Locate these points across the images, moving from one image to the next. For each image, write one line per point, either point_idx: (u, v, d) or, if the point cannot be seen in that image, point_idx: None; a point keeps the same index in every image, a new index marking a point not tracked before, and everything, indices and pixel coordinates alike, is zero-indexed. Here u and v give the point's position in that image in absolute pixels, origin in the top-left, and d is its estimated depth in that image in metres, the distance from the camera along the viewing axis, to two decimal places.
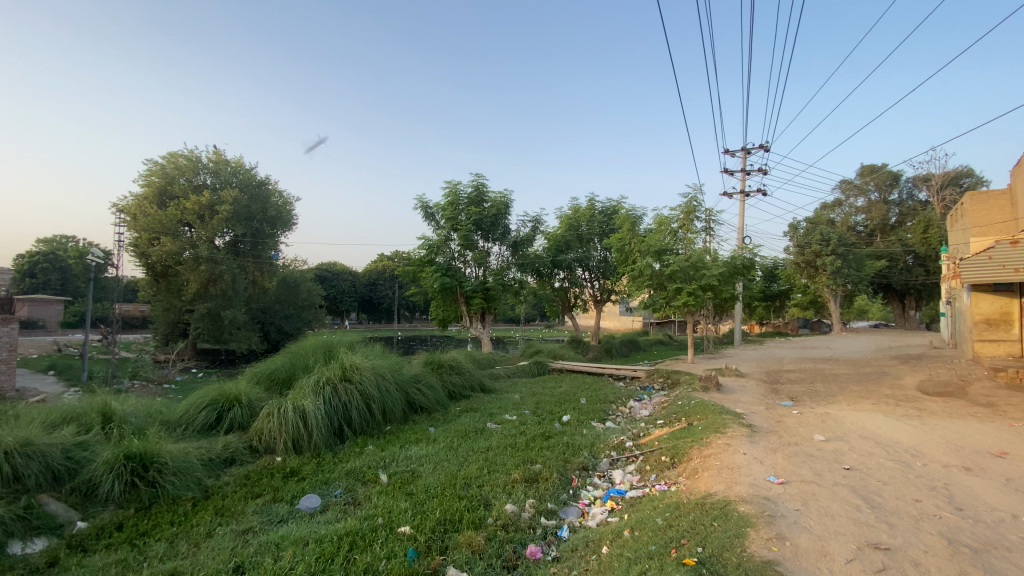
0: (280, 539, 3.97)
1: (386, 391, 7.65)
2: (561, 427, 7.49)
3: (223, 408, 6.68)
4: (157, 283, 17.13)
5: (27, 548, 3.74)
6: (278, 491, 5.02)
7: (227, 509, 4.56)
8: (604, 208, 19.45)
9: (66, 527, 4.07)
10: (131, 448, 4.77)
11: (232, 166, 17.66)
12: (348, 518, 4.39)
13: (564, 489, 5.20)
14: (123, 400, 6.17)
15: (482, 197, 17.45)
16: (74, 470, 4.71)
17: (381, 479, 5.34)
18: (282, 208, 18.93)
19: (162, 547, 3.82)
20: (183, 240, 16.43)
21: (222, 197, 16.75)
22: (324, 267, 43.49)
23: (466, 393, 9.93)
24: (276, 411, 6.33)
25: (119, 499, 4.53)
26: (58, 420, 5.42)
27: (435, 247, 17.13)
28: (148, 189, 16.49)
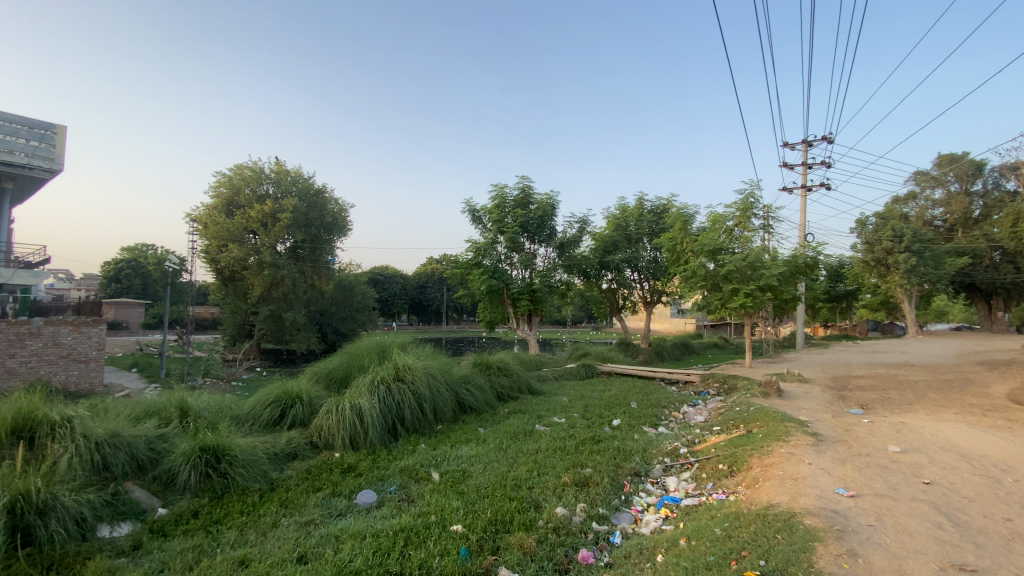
0: (339, 532, 4.12)
1: (437, 391, 7.81)
2: (611, 431, 7.35)
3: (286, 405, 7.04)
4: (225, 287, 18.27)
5: (115, 532, 4.07)
6: (337, 485, 5.22)
7: (291, 500, 4.79)
8: (654, 207, 18.98)
9: (148, 513, 4.41)
10: (205, 441, 5.11)
11: (292, 176, 18.57)
12: (402, 514, 4.50)
13: (616, 495, 5.09)
14: (197, 396, 6.64)
15: (528, 198, 17.55)
16: (155, 460, 5.10)
17: (434, 477, 5.45)
18: (338, 215, 19.74)
19: (233, 534, 4.06)
20: (249, 247, 17.50)
21: (284, 205, 17.71)
22: (376, 270, 44.90)
23: (515, 394, 9.96)
24: (334, 408, 6.60)
25: (195, 488, 4.85)
26: (142, 413, 5.89)
27: (482, 249, 17.31)
28: (217, 200, 17.67)
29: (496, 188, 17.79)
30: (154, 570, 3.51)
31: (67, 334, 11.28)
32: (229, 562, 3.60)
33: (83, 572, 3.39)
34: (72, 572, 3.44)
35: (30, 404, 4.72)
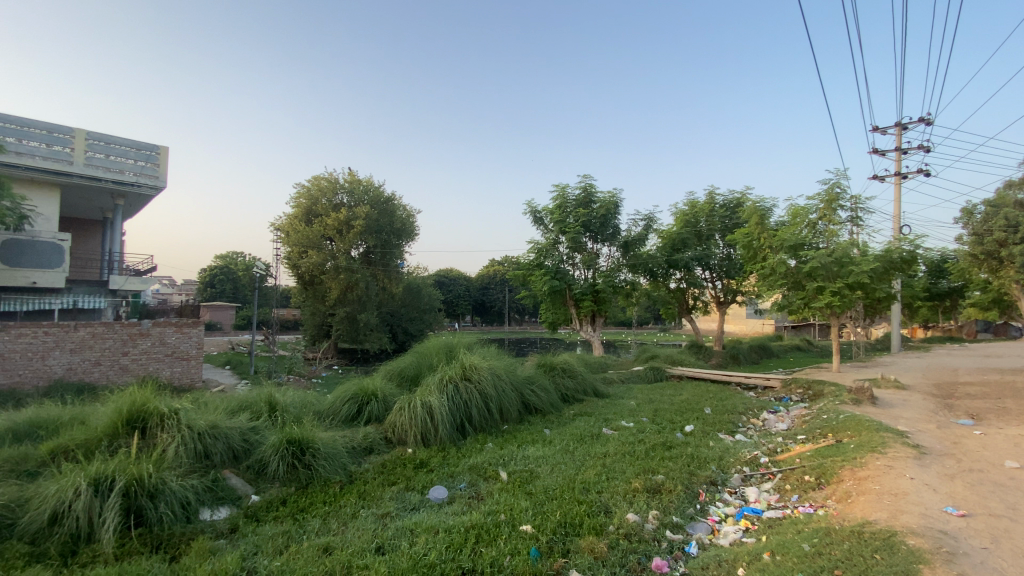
0: (413, 526, 4.25)
1: (503, 391, 7.89)
2: (684, 437, 7.06)
3: (362, 401, 7.39)
4: (305, 290, 19.51)
5: (215, 515, 4.45)
6: (410, 480, 5.39)
7: (368, 493, 5.02)
8: (726, 201, 18.05)
9: (243, 499, 4.79)
10: (291, 434, 5.47)
11: (363, 185, 19.50)
12: (472, 511, 4.57)
13: (691, 504, 4.87)
14: (283, 392, 7.13)
15: (591, 197, 17.35)
16: (248, 450, 5.53)
17: (502, 476, 5.49)
18: (406, 220, 20.47)
19: (318, 523, 4.31)
20: (326, 252, 18.60)
21: (356, 213, 18.66)
22: (441, 273, 46.15)
23: (580, 396, 9.85)
24: (406, 406, 6.85)
25: (283, 477, 5.21)
26: (237, 407, 6.41)
27: (544, 250, 17.28)
28: (297, 210, 18.94)
29: (558, 188, 17.70)
30: (249, 552, 3.80)
31: (171, 334, 12.53)
32: (314, 548, 3.82)
33: (190, 551, 3.73)
34: (180, 550, 3.79)
35: (143, 397, 5.27)
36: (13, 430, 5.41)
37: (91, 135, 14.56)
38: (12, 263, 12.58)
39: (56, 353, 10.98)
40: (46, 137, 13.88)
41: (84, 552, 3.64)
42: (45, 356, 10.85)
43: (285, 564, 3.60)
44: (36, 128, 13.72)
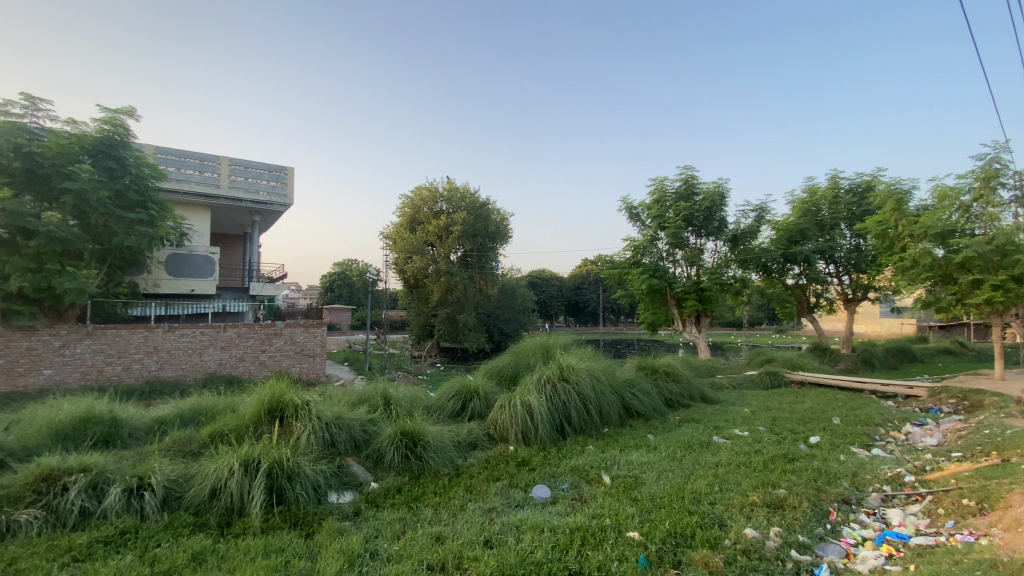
0: (519, 522, 4.31)
1: (603, 393, 7.75)
2: (808, 449, 6.41)
3: (466, 398, 7.68)
4: (409, 293, 20.76)
5: (341, 498, 4.88)
6: (514, 477, 5.49)
7: (475, 487, 5.19)
8: (852, 186, 16.16)
9: (364, 485, 5.19)
10: (404, 427, 5.84)
11: (462, 192, 20.27)
12: (577, 513, 4.53)
13: (820, 522, 4.41)
14: (396, 387, 7.64)
15: (693, 189, 16.49)
16: (367, 440, 6.00)
17: (606, 480, 5.38)
18: (501, 224, 20.93)
19: (430, 512, 4.54)
20: (428, 257, 19.64)
21: (455, 219, 19.48)
22: (536, 274, 46.57)
23: (685, 402, 9.37)
24: (507, 404, 7.00)
25: (398, 467, 5.57)
26: (356, 400, 6.99)
27: (642, 248, 16.73)
28: (402, 218, 20.23)
29: (656, 183, 17.04)
30: (372, 535, 4.10)
31: (300, 334, 14.01)
32: (427, 536, 4.03)
33: (321, 530, 4.12)
34: (313, 528, 4.20)
35: (280, 389, 5.93)
36: (181, 415, 6.37)
37: (233, 161, 16.75)
38: (176, 273, 14.83)
39: (210, 350, 12.76)
40: (199, 165, 16.19)
41: (237, 523, 4.18)
42: (202, 353, 12.64)
43: (402, 548, 3.84)
44: (191, 157, 16.04)
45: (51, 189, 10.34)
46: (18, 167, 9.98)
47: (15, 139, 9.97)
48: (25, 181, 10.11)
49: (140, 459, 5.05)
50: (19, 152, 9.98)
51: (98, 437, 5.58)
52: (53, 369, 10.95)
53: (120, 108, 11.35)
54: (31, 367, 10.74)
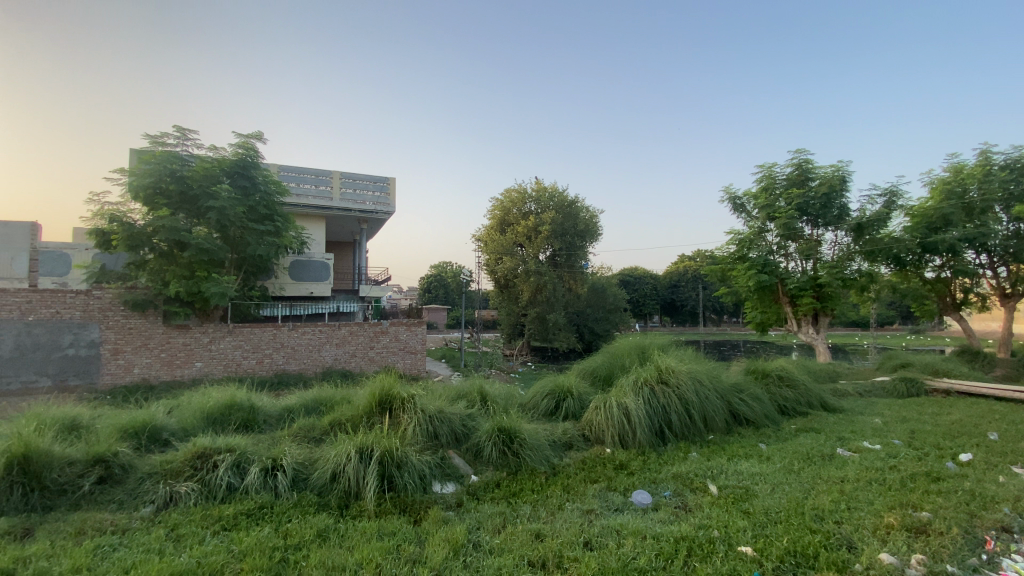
0: (620, 527, 4.22)
1: (706, 398, 7.33)
2: (957, 468, 5.54)
3: (561, 398, 7.68)
4: (500, 293, 21.22)
5: (444, 489, 5.11)
6: (612, 480, 5.38)
7: (572, 487, 5.16)
8: (1010, 161, 13.71)
9: (465, 478, 5.40)
10: (501, 423, 5.97)
11: (551, 192, 20.29)
12: (681, 522, 4.32)
13: (974, 553, 3.78)
14: (491, 384, 7.84)
15: (806, 175, 15.08)
16: (466, 434, 6.22)
17: (711, 490, 5.08)
18: (590, 222, 20.61)
19: (529, 509, 4.59)
20: (518, 258, 19.92)
21: (544, 218, 19.54)
22: (627, 271, 45.26)
23: (800, 409, 8.56)
24: (603, 405, 6.88)
25: (496, 462, 5.71)
26: (455, 395, 7.28)
27: (748, 241, 15.60)
28: (492, 220, 20.76)
29: (762, 171, 15.79)
30: (474, 527, 4.24)
31: (403, 332, 14.95)
32: (527, 532, 4.08)
33: (428, 517, 4.35)
34: (420, 515, 4.45)
35: (387, 383, 6.36)
36: (304, 405, 7.08)
37: (343, 174, 18.26)
38: (297, 278, 16.50)
39: (326, 346, 14.03)
40: (314, 180, 17.87)
41: (354, 505, 4.55)
42: (319, 349, 13.94)
43: (504, 542, 3.93)
44: (308, 174, 17.75)
45: (198, 208, 12.02)
46: (174, 190, 11.68)
47: (171, 166, 11.62)
48: (179, 201, 11.81)
49: (272, 443, 5.69)
50: (174, 177, 11.67)
51: (239, 422, 6.37)
52: (202, 362, 12.72)
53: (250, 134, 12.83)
54: (186, 360, 12.57)
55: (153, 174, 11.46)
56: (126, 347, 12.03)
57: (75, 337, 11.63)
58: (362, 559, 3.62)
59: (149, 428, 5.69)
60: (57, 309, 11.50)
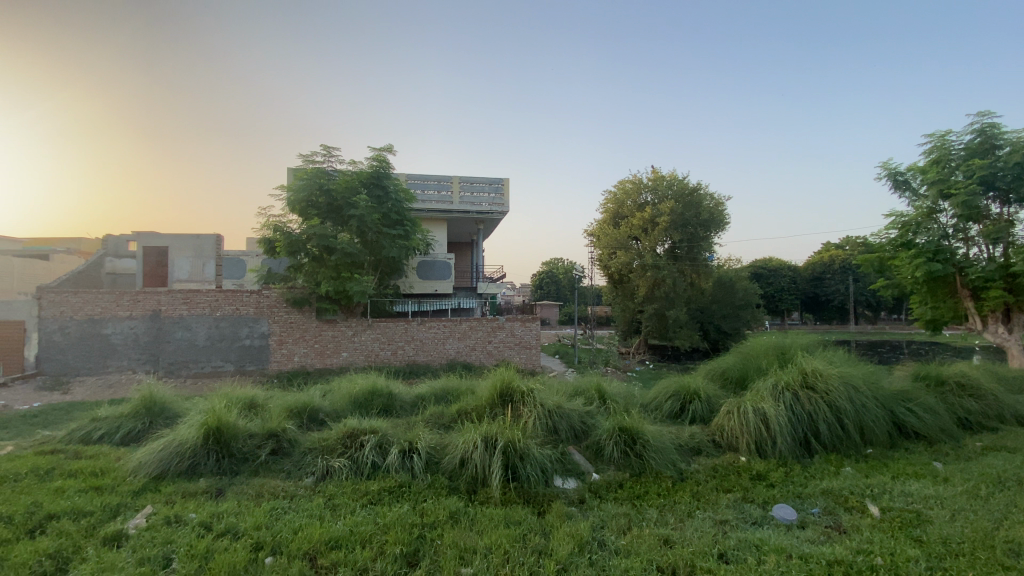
0: (759, 542, 3.87)
1: (861, 406, 6.42)
2: None
3: (686, 399, 7.29)
4: (615, 289, 20.75)
5: (566, 484, 5.13)
6: (748, 491, 4.98)
7: (703, 495, 4.86)
8: None
9: (586, 475, 5.36)
10: (622, 423, 5.83)
11: (669, 180, 19.26)
12: (834, 544, 3.84)
13: None
14: (611, 382, 7.70)
15: (993, 141, 12.50)
16: (586, 431, 6.19)
17: (872, 511, 4.43)
18: (715, 210, 19.11)
19: (655, 513, 4.42)
20: (634, 251, 19.22)
21: (662, 209, 18.57)
22: (757, 263, 41.31)
23: (988, 425, 7.11)
24: (736, 410, 6.38)
25: (619, 462, 5.58)
26: (574, 392, 7.28)
27: (912, 224, 13.31)
28: (606, 214, 20.39)
29: (933, 141, 13.38)
30: (598, 525, 4.20)
31: (519, 327, 15.32)
32: (654, 537, 3.93)
33: (552, 511, 4.40)
34: (544, 508, 4.52)
35: (509, 376, 6.55)
36: (434, 394, 7.60)
37: (462, 178, 19.24)
38: (423, 277, 17.78)
39: (450, 339, 14.92)
40: (437, 186, 19.07)
41: (481, 491, 4.77)
42: (444, 342, 14.87)
43: (630, 544, 3.83)
44: (431, 180, 19.01)
45: (342, 216, 13.50)
46: (322, 201, 13.24)
47: (320, 181, 13.19)
48: (327, 211, 13.38)
49: (408, 428, 6.19)
50: (323, 190, 13.22)
51: (379, 407, 7.04)
52: (347, 352, 14.29)
53: (382, 147, 14.01)
54: (334, 350, 14.22)
55: (306, 189, 13.09)
56: (287, 338, 13.98)
57: (250, 330, 13.81)
58: (491, 544, 3.77)
59: (308, 409, 6.54)
60: (237, 306, 13.74)
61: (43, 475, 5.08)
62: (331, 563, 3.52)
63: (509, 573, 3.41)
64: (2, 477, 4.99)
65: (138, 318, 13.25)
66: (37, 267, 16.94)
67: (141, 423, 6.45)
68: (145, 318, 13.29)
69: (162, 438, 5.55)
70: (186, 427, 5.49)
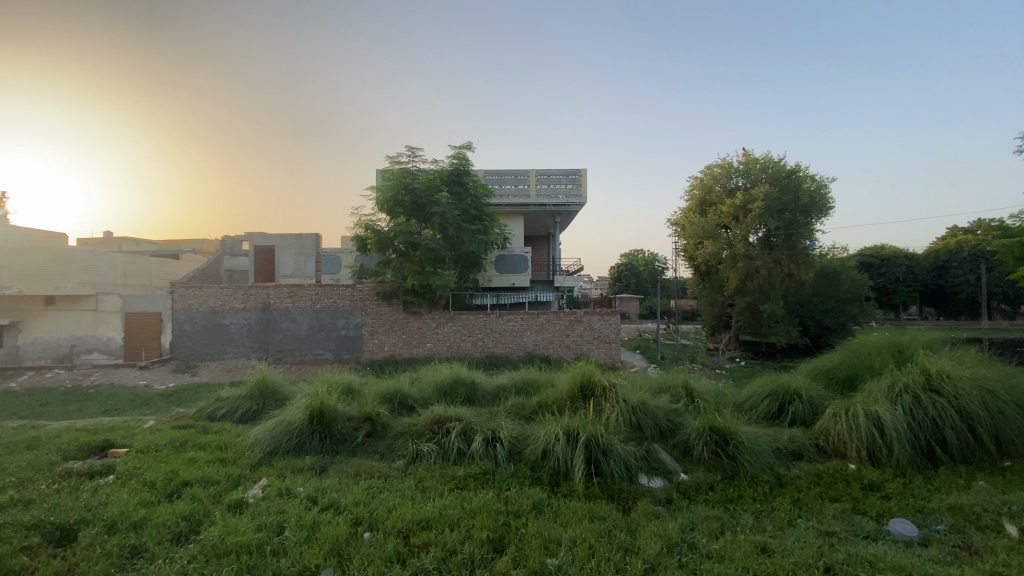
0: (872, 557, 3.51)
1: (1000, 413, 5.59)
2: None
3: (784, 399, 6.78)
4: (702, 281, 19.77)
5: (651, 483, 4.98)
6: (858, 502, 4.53)
7: (806, 503, 4.50)
8: None
9: (674, 474, 5.17)
10: (713, 422, 5.54)
11: (762, 163, 17.91)
12: (966, 566, 3.39)
13: None
14: (699, 380, 7.35)
15: None
16: (672, 430, 5.97)
17: (1013, 533, 3.85)
18: (816, 193, 17.49)
19: (751, 519, 4.15)
20: (722, 241, 18.09)
21: (754, 194, 17.30)
22: (867, 251, 37.22)
23: None
24: (843, 413, 5.82)
25: (709, 463, 5.31)
26: (659, 388, 7.03)
27: None
28: (692, 201, 19.51)
29: None
30: (687, 526, 4.03)
31: (598, 321, 15.09)
32: (750, 544, 3.69)
33: (638, 509, 4.29)
34: (629, 505, 4.43)
35: (589, 370, 6.46)
36: (515, 385, 7.71)
37: (539, 171, 19.24)
38: (503, 270, 18.07)
39: (529, 332, 15.04)
40: (514, 180, 19.24)
41: (564, 484, 4.76)
42: (523, 335, 15.01)
43: (723, 549, 3.62)
44: (508, 175, 19.20)
45: (425, 214, 14.02)
46: (407, 200, 13.86)
47: (405, 180, 13.81)
48: (411, 209, 14.00)
49: (490, 417, 6.33)
50: (408, 189, 13.84)
51: (463, 396, 7.27)
52: (432, 343, 14.91)
53: (462, 145, 14.37)
54: (420, 341, 14.89)
55: (392, 188, 13.77)
56: (378, 329, 14.86)
57: (345, 321, 14.85)
58: (576, 537, 3.75)
59: (398, 395, 6.91)
60: (333, 299, 14.82)
61: (179, 446, 5.82)
62: (423, 543, 3.68)
63: (595, 567, 3.37)
64: (148, 446, 5.78)
65: (251, 310, 14.73)
66: (171, 266, 19.40)
67: (256, 404, 7.18)
68: (257, 310, 14.74)
69: (274, 418, 6.13)
70: (293, 409, 6.02)
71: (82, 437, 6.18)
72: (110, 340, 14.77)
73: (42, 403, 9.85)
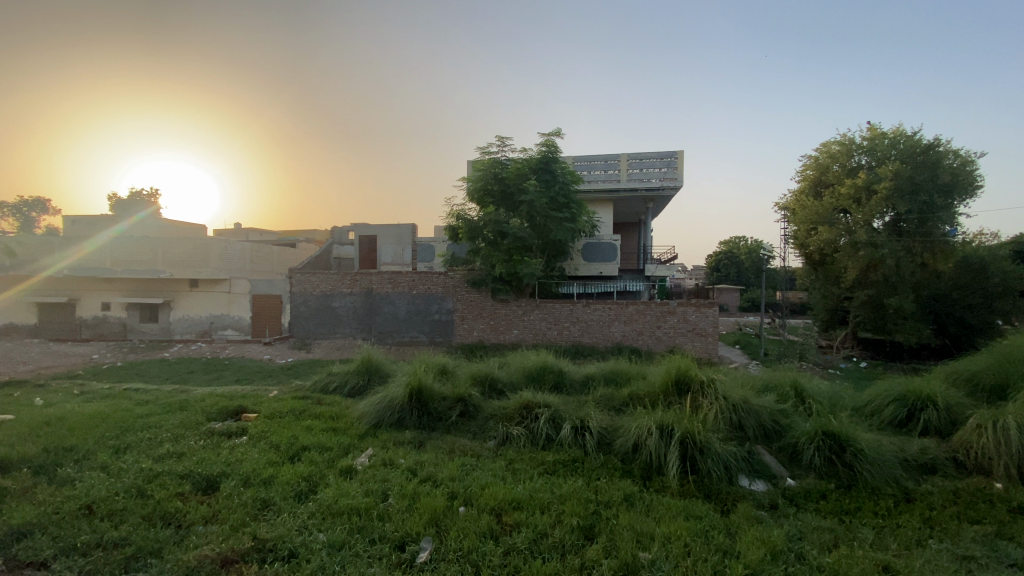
0: None
1: None
2: None
3: (914, 406, 6.02)
4: (815, 271, 18.02)
5: (753, 486, 4.67)
6: (1006, 526, 3.91)
7: (938, 522, 3.97)
8: None
9: (779, 479, 4.81)
10: (827, 425, 5.07)
11: (892, 137, 15.79)
12: None
13: None
14: (810, 379, 6.74)
15: None
16: (778, 431, 5.55)
17: None
18: (961, 170, 15.07)
19: (872, 534, 3.74)
20: (841, 226, 16.24)
21: (881, 174, 15.29)
22: None
23: None
24: (990, 424, 5.05)
25: (821, 470, 4.87)
26: (764, 386, 6.56)
27: None
28: (805, 183, 17.78)
29: None
30: (795, 534, 3.74)
31: (692, 313, 14.38)
32: (870, 561, 3.33)
33: (738, 511, 4.06)
34: (728, 507, 4.20)
35: (685, 364, 6.15)
36: (604, 375, 7.60)
37: (631, 155, 18.60)
38: (592, 259, 17.81)
39: (616, 323, 14.73)
40: (604, 165, 18.80)
41: (657, 479, 4.63)
42: (610, 325, 14.75)
43: (838, 563, 3.32)
44: (598, 160, 18.81)
45: (513, 202, 14.13)
46: (497, 189, 14.09)
47: (494, 170, 14.04)
48: (500, 198, 14.20)
49: (579, 405, 6.33)
50: (497, 179, 14.05)
51: (551, 383, 7.32)
52: (518, 330, 15.17)
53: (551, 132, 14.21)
54: (506, 328, 15.23)
55: (482, 178, 14.05)
56: (468, 315, 15.43)
57: (439, 306, 15.58)
58: (670, 533, 3.64)
59: (489, 378, 7.12)
60: (428, 286, 15.59)
61: (298, 414, 6.50)
62: (514, 522, 3.79)
63: (691, 567, 3.25)
64: (274, 413, 6.52)
65: (356, 294, 15.94)
66: (288, 254, 21.57)
67: (362, 380, 7.80)
68: (361, 295, 15.93)
69: (378, 394, 6.62)
70: (396, 386, 6.45)
71: (220, 401, 7.12)
72: (241, 318, 16.99)
73: (189, 371, 11.54)
